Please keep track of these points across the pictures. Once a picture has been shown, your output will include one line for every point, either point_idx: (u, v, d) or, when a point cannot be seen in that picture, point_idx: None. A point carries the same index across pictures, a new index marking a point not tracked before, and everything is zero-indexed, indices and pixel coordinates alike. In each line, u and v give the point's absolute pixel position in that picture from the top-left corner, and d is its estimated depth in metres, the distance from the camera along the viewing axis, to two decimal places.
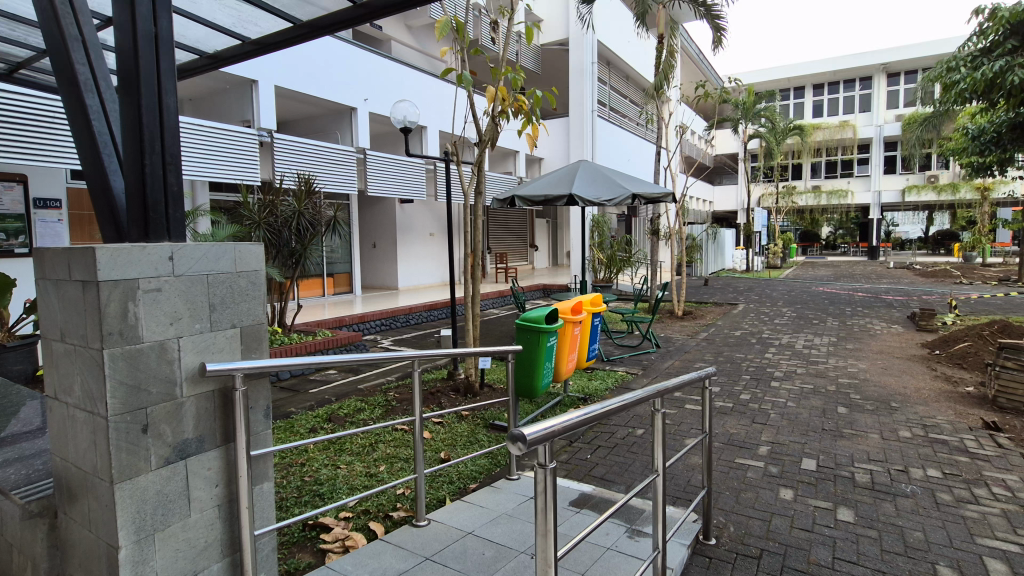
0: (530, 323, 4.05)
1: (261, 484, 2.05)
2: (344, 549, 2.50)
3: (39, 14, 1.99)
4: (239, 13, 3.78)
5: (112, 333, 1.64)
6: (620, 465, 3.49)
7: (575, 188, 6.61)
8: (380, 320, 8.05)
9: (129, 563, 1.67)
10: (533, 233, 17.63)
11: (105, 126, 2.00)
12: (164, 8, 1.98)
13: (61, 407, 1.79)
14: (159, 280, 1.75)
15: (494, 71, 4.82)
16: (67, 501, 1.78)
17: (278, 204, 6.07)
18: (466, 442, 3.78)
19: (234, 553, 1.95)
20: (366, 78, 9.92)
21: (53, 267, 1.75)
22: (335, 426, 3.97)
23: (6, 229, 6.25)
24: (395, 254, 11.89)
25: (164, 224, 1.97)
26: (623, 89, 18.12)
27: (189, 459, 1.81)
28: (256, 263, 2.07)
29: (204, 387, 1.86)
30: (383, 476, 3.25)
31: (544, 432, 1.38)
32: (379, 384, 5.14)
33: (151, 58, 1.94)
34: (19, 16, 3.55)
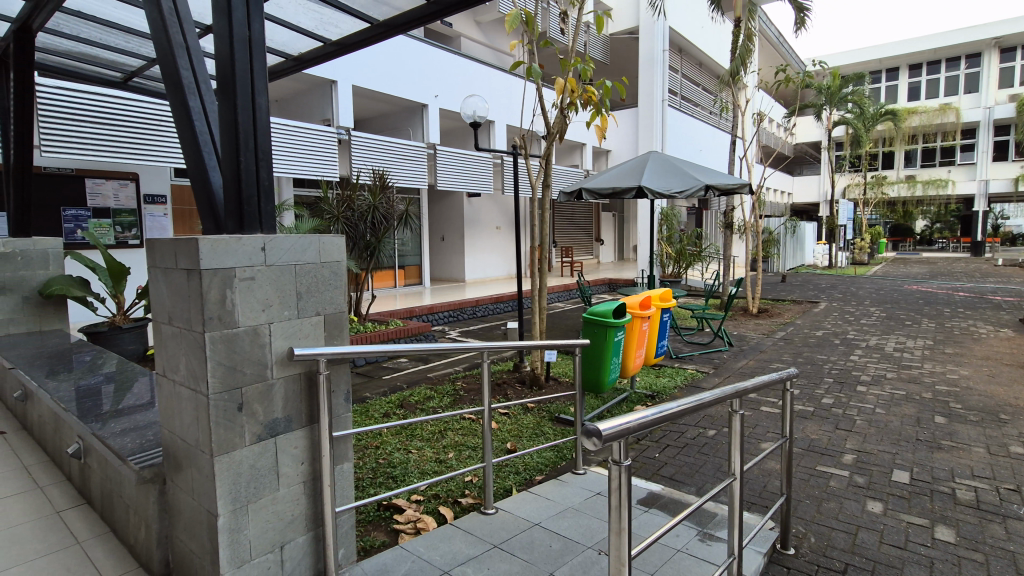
0: (597, 318, 4.01)
1: (341, 464, 2.16)
2: (416, 530, 2.59)
3: (150, 26, 2.19)
4: (321, 17, 3.95)
5: (211, 318, 1.77)
6: (690, 466, 3.38)
7: (644, 180, 6.42)
8: (448, 312, 8.24)
9: (226, 531, 1.80)
10: (599, 227, 17.38)
11: (205, 126, 2.17)
12: (257, 13, 2.10)
13: (168, 383, 1.97)
14: (253, 269, 1.88)
15: (563, 63, 4.75)
16: (174, 470, 1.95)
17: (355, 199, 6.35)
18: (532, 434, 3.80)
19: (317, 528, 2.07)
20: (436, 75, 10.13)
21: (162, 256, 1.93)
22: (406, 412, 4.12)
23: (121, 222, 7.00)
24: (463, 247, 12.12)
25: (256, 215, 2.10)
26: (696, 77, 17.42)
27: (278, 437, 1.95)
28: (338, 254, 2.18)
29: (291, 370, 1.99)
30: (452, 463, 3.35)
31: (622, 428, 1.34)
32: (447, 374, 5.27)
33: (246, 61, 2.08)
34: (134, 31, 3.91)
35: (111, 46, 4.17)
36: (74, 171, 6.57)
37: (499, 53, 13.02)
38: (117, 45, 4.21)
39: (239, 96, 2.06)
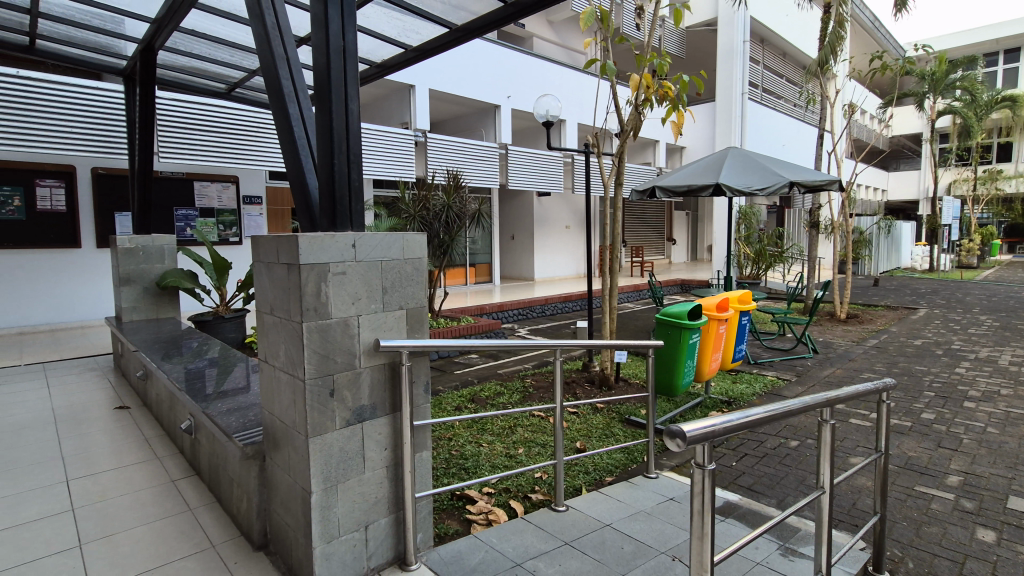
0: (671, 319, 3.91)
1: (420, 452, 2.25)
2: (488, 522, 2.65)
3: (255, 41, 2.38)
4: (403, 24, 4.11)
5: (309, 309, 1.91)
6: (770, 477, 3.22)
7: (723, 177, 6.16)
8: (518, 309, 8.33)
9: (318, 507, 1.92)
10: (671, 226, 16.85)
11: (303, 131, 2.34)
12: (350, 23, 2.23)
13: (269, 368, 2.14)
14: (345, 264, 2.01)
15: (638, 58, 4.65)
16: (273, 448, 2.12)
17: (430, 198, 6.57)
18: (602, 435, 3.77)
19: (397, 512, 2.18)
20: (508, 76, 10.25)
21: (265, 251, 2.10)
22: (477, 406, 4.22)
23: (223, 222, 7.66)
24: (532, 246, 12.19)
25: (347, 214, 2.23)
26: (779, 68, 16.45)
27: (365, 422, 2.07)
28: (420, 251, 2.27)
29: (377, 360, 2.10)
30: (522, 459, 3.39)
31: (707, 431, 1.31)
32: (516, 371, 5.33)
33: (340, 69, 2.21)
34: (238, 46, 4.26)
35: (217, 60, 4.58)
36: (185, 175, 7.27)
37: (571, 52, 12.95)
38: (222, 59, 4.61)
39: (333, 102, 2.19)
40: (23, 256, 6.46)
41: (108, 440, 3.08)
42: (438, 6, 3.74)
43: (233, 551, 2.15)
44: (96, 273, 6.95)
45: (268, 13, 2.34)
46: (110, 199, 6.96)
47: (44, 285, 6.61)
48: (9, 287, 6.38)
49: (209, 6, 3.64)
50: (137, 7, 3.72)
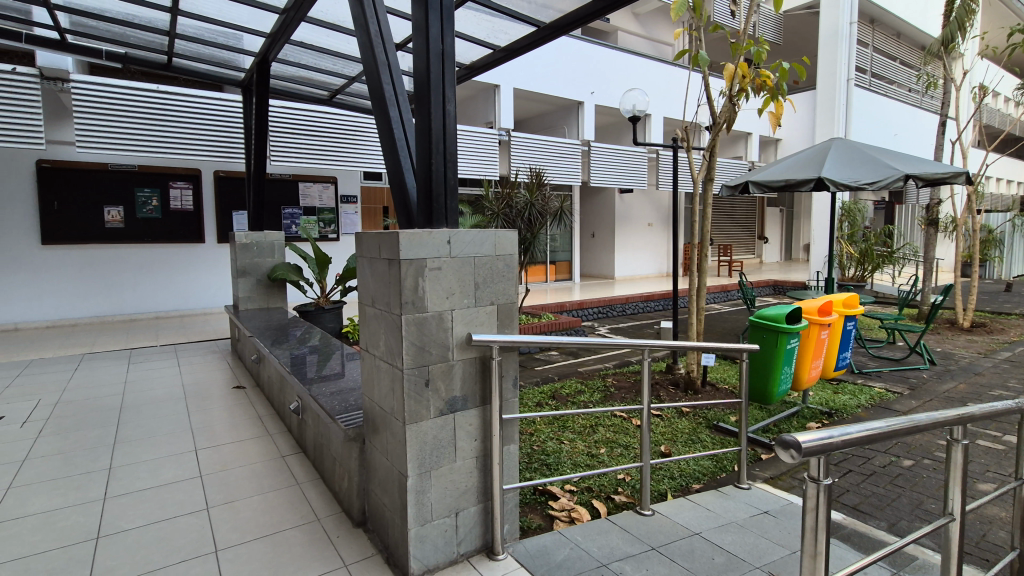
0: (766, 322, 3.71)
1: (508, 445, 2.29)
2: (571, 520, 2.65)
3: (360, 49, 2.53)
4: (492, 26, 4.18)
5: (407, 302, 2.00)
6: (881, 498, 2.94)
7: (825, 170, 5.69)
8: (598, 307, 8.24)
9: (413, 491, 2.01)
10: (763, 224, 15.86)
11: (401, 132, 2.45)
12: (448, 26, 2.30)
13: (370, 357, 2.28)
14: (440, 260, 2.09)
15: (733, 47, 4.40)
16: (373, 432, 2.25)
17: (514, 196, 6.66)
18: (688, 440, 3.64)
19: (486, 502, 2.23)
20: (592, 72, 10.12)
21: (368, 247, 2.23)
22: (558, 403, 4.23)
23: (323, 219, 8.22)
24: (613, 243, 11.97)
25: (443, 211, 2.31)
26: (892, 50, 14.94)
27: (456, 413, 2.14)
28: (511, 248, 2.31)
29: (469, 353, 2.17)
30: (604, 459, 3.35)
31: (825, 443, 1.23)
32: (597, 369, 5.27)
33: (438, 71, 2.28)
34: (340, 55, 4.54)
35: (322, 68, 4.91)
36: (291, 176, 7.87)
37: (658, 44, 12.54)
38: (325, 67, 4.93)
39: (432, 104, 2.27)
40: (158, 249, 7.31)
41: (229, 416, 3.43)
42: (526, 5, 3.77)
43: (336, 525, 2.31)
44: (214, 265, 7.72)
45: (372, 22, 2.48)
46: (227, 200, 7.70)
47: (174, 276, 7.45)
48: (147, 277, 7.26)
49: (317, 19, 3.91)
50: (255, 23, 4.07)
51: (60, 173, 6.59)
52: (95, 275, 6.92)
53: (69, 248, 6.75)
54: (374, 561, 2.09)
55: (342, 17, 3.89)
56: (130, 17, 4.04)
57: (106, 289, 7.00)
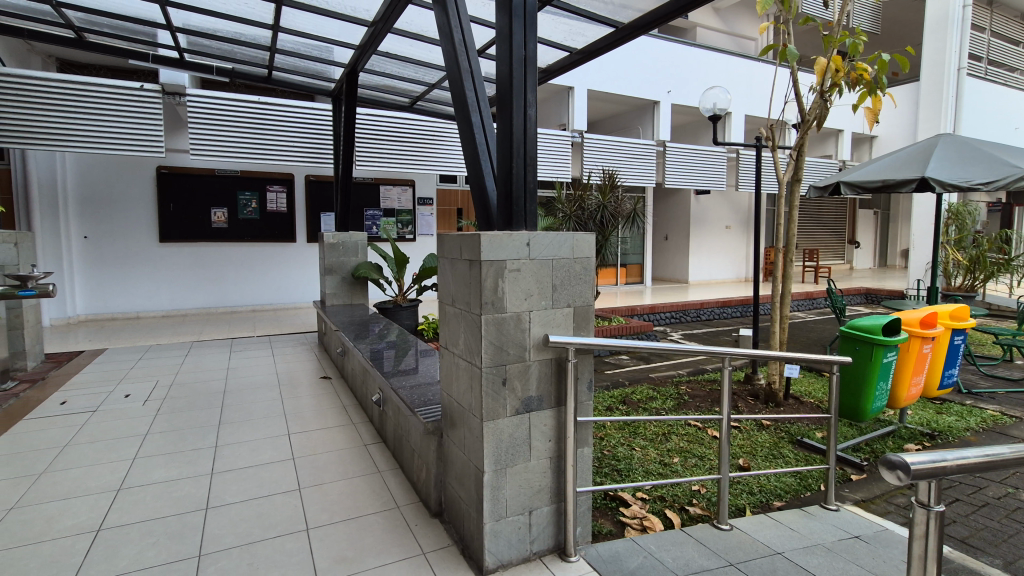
0: (860, 334, 3.45)
1: (582, 448, 2.29)
2: (643, 528, 2.60)
3: (445, 58, 2.62)
4: (570, 29, 4.19)
5: (487, 303, 2.06)
6: (996, 532, 2.65)
7: (930, 170, 5.19)
8: (671, 312, 8.00)
9: (490, 487, 2.07)
10: (855, 227, 14.73)
11: (482, 136, 2.52)
12: (531, 31, 2.32)
13: (449, 354, 2.36)
14: (520, 262, 2.12)
15: (825, 39, 4.12)
16: (450, 427, 2.33)
17: (586, 198, 6.63)
18: (768, 454, 3.46)
19: (559, 502, 2.25)
20: (668, 70, 9.84)
21: (450, 248, 2.32)
22: (629, 408, 4.17)
23: (401, 220, 8.58)
24: (688, 247, 11.59)
25: (522, 215, 2.35)
26: (1016, 34, 13.36)
27: (532, 413, 2.17)
28: (589, 250, 2.31)
29: (545, 354, 2.19)
30: (677, 468, 3.26)
31: (936, 466, 1.13)
32: (670, 376, 5.13)
33: (521, 76, 2.32)
34: (422, 63, 4.73)
35: (404, 76, 5.14)
36: (372, 180, 8.27)
37: (739, 38, 11.97)
38: (407, 75, 5.15)
39: (514, 110, 2.31)
40: (254, 248, 7.93)
41: (317, 404, 3.68)
42: (604, 7, 3.75)
43: (414, 514, 2.41)
44: (301, 263, 8.26)
45: (456, 31, 2.56)
46: (315, 202, 8.23)
47: (267, 273, 8.05)
48: (244, 273, 7.90)
49: (402, 30, 4.09)
50: (346, 36, 4.33)
51: (174, 178, 7.31)
52: (201, 270, 7.62)
53: (180, 246, 7.48)
54: (451, 551, 2.17)
55: (425, 27, 4.05)
56: (237, 35, 4.43)
57: (210, 283, 7.69)
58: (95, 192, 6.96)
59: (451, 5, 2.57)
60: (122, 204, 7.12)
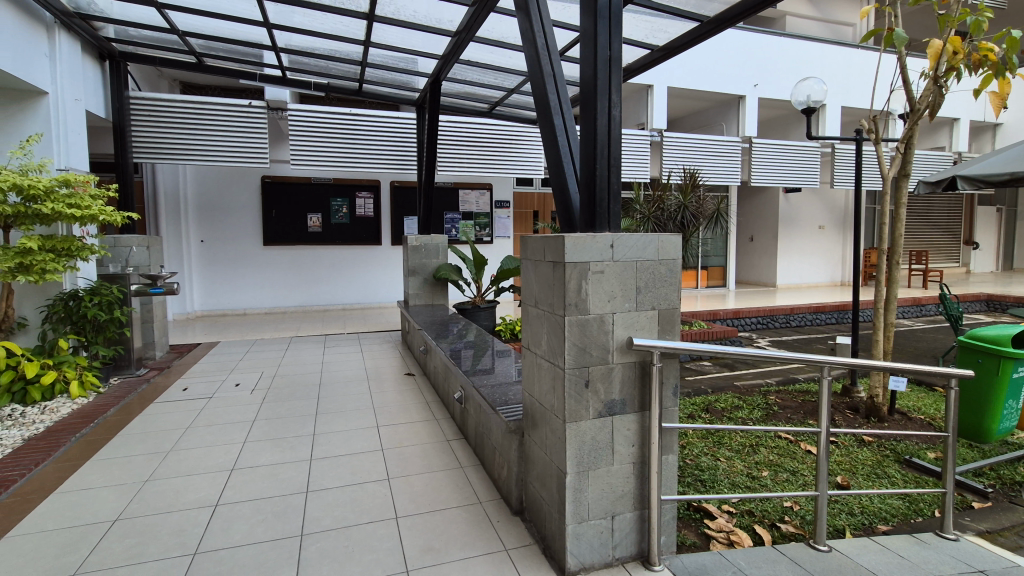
0: (982, 347, 3.14)
1: (666, 455, 2.23)
2: (730, 542, 2.48)
3: (528, 63, 2.66)
4: (652, 26, 4.11)
5: (571, 304, 2.06)
6: None
7: None
8: (757, 317, 7.57)
9: (572, 488, 2.06)
10: (972, 226, 13.21)
11: (564, 138, 2.53)
12: (616, 30, 2.29)
13: (531, 355, 2.40)
14: (603, 263, 2.11)
15: (941, 20, 3.74)
16: (532, 427, 2.36)
17: (666, 198, 6.44)
18: (871, 473, 3.19)
19: (642, 509, 2.21)
20: (755, 63, 9.35)
21: (533, 250, 2.34)
22: (713, 417, 4.00)
23: (479, 223, 8.78)
24: (775, 248, 10.92)
25: (605, 216, 2.31)
26: None
27: (615, 416, 2.14)
28: (675, 252, 2.25)
29: (629, 357, 2.16)
30: (767, 482, 3.09)
31: None
32: (757, 385, 4.85)
33: (605, 77, 2.29)
34: (502, 69, 4.82)
35: (484, 83, 5.26)
36: (452, 184, 8.53)
37: (835, 25, 11.15)
38: (487, 81, 5.27)
39: (597, 112, 2.29)
40: (342, 250, 8.43)
41: (402, 399, 3.85)
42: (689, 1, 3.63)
43: (496, 511, 2.46)
44: (385, 264, 8.67)
45: (539, 35, 2.60)
46: (398, 206, 8.61)
47: (354, 274, 8.52)
48: (335, 275, 8.42)
49: (483, 38, 4.20)
50: (430, 47, 4.51)
51: (274, 187, 7.95)
52: (296, 271, 8.21)
53: (279, 249, 8.10)
54: (533, 550, 2.19)
55: (505, 33, 4.11)
56: (332, 52, 4.75)
57: (305, 284, 8.28)
58: (210, 201, 7.72)
59: (534, 12, 2.61)
60: (231, 211, 7.84)
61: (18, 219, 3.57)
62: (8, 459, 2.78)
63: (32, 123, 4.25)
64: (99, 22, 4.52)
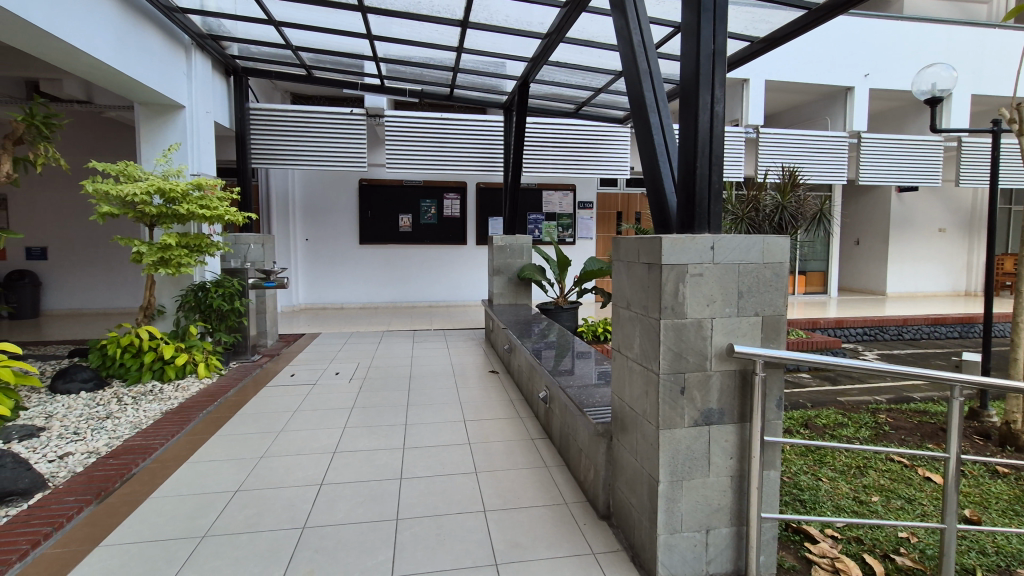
0: None
1: (768, 470, 2.11)
2: (835, 570, 2.29)
3: (622, 61, 2.62)
4: (752, 17, 3.89)
5: (667, 307, 2.00)
6: None
7: None
8: (864, 328, 6.94)
9: (665, 497, 2.00)
10: None
11: (661, 137, 2.46)
12: (721, 24, 2.18)
13: (623, 357, 2.36)
14: (703, 266, 2.03)
15: None
16: (621, 431, 2.32)
17: (762, 198, 6.08)
18: (1007, 510, 2.81)
19: (740, 525, 2.10)
20: (866, 50, 8.59)
21: (627, 251, 2.30)
22: (814, 433, 3.71)
23: (562, 224, 8.78)
24: (885, 253, 9.95)
25: (706, 217, 2.21)
26: None
27: (712, 426, 2.05)
28: (782, 256, 2.12)
29: (729, 365, 2.06)
30: (877, 508, 2.82)
31: None
32: (865, 402, 4.45)
33: (707, 72, 2.19)
34: (590, 68, 4.78)
35: (572, 83, 5.25)
36: (536, 185, 8.60)
37: (963, 4, 9.99)
38: (574, 81, 5.26)
39: (699, 109, 2.19)
40: (430, 249, 8.75)
41: (489, 396, 3.94)
42: None
43: (582, 513, 2.45)
44: (469, 264, 8.90)
45: (635, 33, 2.55)
46: (483, 207, 8.80)
47: (440, 273, 8.83)
48: (423, 273, 8.77)
49: (573, 38, 4.17)
50: (519, 50, 4.56)
51: (370, 189, 8.41)
52: (388, 269, 8.65)
53: (373, 248, 8.57)
54: (621, 556, 2.15)
55: (596, 32, 4.07)
56: (427, 59, 4.95)
57: (395, 281, 8.69)
58: (313, 203, 8.33)
59: (631, 8, 2.56)
60: (332, 211, 8.40)
61: (160, 219, 4.05)
62: (151, 429, 3.17)
63: (172, 132, 4.80)
64: (226, 41, 5.04)
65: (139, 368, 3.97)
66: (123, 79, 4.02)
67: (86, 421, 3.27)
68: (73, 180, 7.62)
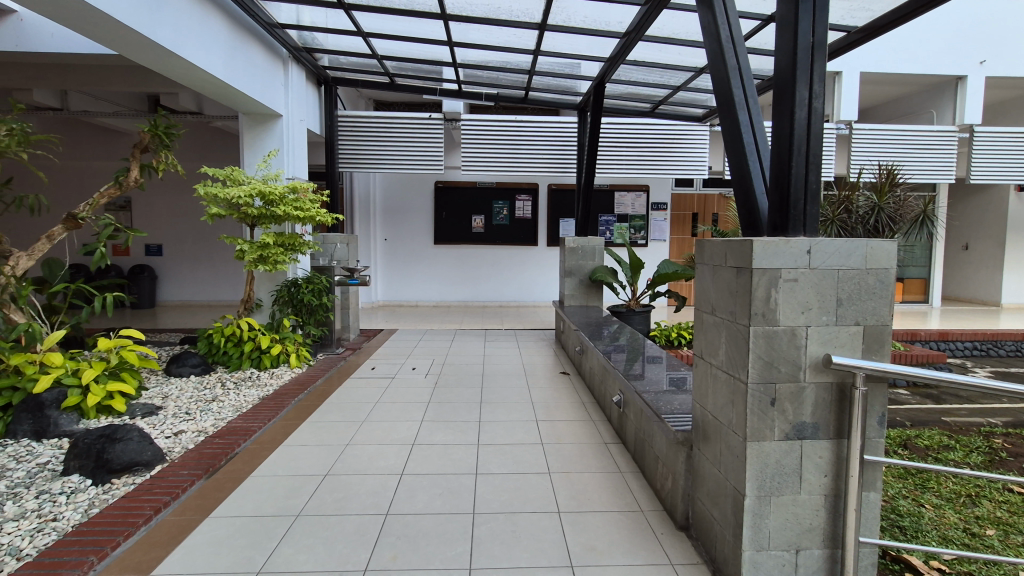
0: None
1: (867, 492, 1.97)
2: None
3: (709, 57, 2.53)
4: (850, 5, 3.64)
5: (757, 313, 1.91)
6: None
7: None
8: (974, 342, 6.29)
9: (751, 513, 1.92)
10: None
11: (750, 135, 2.35)
12: (821, 13, 2.05)
13: (706, 364, 2.28)
14: (797, 271, 1.92)
15: None
16: (703, 440, 2.24)
17: (855, 199, 5.66)
18: None
19: (834, 548, 1.98)
20: (980, 35, 7.78)
21: (713, 254, 2.23)
22: (915, 455, 3.41)
23: (634, 226, 8.61)
24: (1000, 259, 8.95)
25: (801, 218, 2.08)
26: None
27: (805, 441, 1.94)
28: (888, 261, 1.97)
29: (825, 377, 1.94)
30: (993, 542, 2.55)
31: None
32: (976, 424, 4.03)
33: (804, 66, 2.08)
34: (670, 66, 4.66)
35: (650, 82, 5.14)
36: (608, 185, 8.49)
37: None
38: (652, 80, 5.14)
39: (795, 105, 2.08)
40: (501, 250, 8.87)
41: (561, 397, 3.93)
42: None
43: (659, 522, 2.40)
44: (539, 264, 8.93)
45: (723, 27, 2.45)
46: (554, 208, 8.81)
47: (511, 273, 8.92)
48: (494, 273, 8.91)
49: (654, 36, 4.08)
50: (596, 50, 4.53)
51: (444, 191, 8.66)
52: (461, 269, 8.86)
53: (447, 248, 8.81)
54: (701, 569, 2.08)
55: (677, 29, 3.96)
56: (504, 63, 5.03)
57: (467, 280, 8.89)
58: (392, 204, 8.69)
59: (719, 3, 2.47)
60: (409, 212, 8.72)
61: (260, 219, 4.37)
62: (249, 413, 3.43)
63: (270, 139, 5.17)
64: (318, 53, 5.37)
65: (239, 356, 4.32)
66: (230, 91, 4.39)
67: (195, 402, 3.60)
68: (185, 183, 8.42)
